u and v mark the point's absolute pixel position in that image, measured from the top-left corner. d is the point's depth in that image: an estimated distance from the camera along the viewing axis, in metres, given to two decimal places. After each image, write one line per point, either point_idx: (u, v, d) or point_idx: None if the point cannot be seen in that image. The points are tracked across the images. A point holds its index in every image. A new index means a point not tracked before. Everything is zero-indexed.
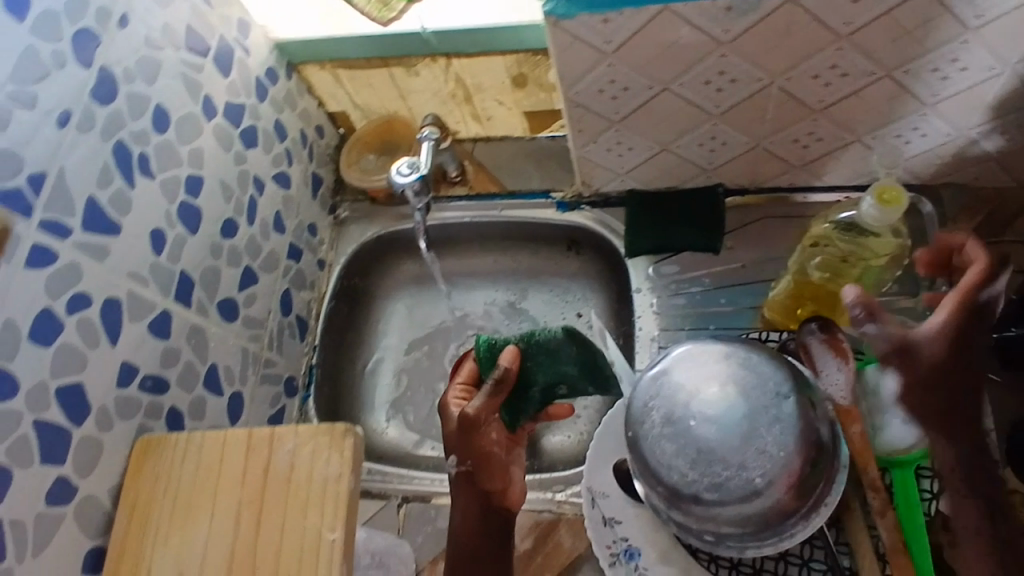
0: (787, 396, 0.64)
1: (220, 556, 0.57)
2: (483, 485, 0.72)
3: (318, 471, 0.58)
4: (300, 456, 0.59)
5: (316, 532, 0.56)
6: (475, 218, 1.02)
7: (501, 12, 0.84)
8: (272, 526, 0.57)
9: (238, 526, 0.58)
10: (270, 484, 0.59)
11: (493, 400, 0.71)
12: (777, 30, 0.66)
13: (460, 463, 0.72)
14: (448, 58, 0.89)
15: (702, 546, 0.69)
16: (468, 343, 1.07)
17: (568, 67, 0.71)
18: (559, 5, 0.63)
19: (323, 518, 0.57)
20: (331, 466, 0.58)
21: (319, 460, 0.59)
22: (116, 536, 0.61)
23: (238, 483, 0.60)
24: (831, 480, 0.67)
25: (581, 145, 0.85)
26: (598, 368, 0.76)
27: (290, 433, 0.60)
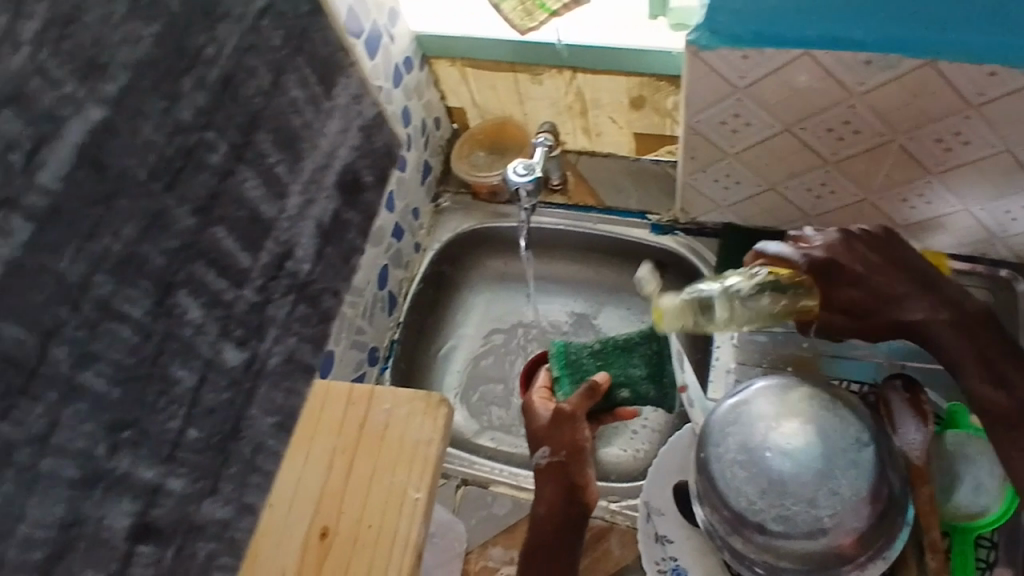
0: (867, 444, 0.66)
1: (303, 516, 0.45)
2: (571, 478, 0.75)
3: (409, 430, 0.47)
4: (394, 411, 0.47)
5: (402, 489, 0.45)
6: (568, 227, 1.05)
7: (634, 35, 0.88)
8: (364, 474, 0.46)
9: (324, 477, 0.46)
10: (363, 438, 0.47)
11: (585, 399, 0.81)
12: (908, 90, 0.68)
13: (552, 454, 0.76)
14: (574, 72, 0.93)
15: None
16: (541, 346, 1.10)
17: (697, 96, 0.75)
18: (703, 36, 0.68)
19: (410, 474, 0.45)
20: (423, 427, 0.47)
21: (411, 420, 0.47)
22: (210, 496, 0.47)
23: (332, 430, 0.48)
24: (893, 536, 0.67)
25: (690, 172, 0.88)
26: (660, 372, 0.90)
27: (388, 392, 0.47)
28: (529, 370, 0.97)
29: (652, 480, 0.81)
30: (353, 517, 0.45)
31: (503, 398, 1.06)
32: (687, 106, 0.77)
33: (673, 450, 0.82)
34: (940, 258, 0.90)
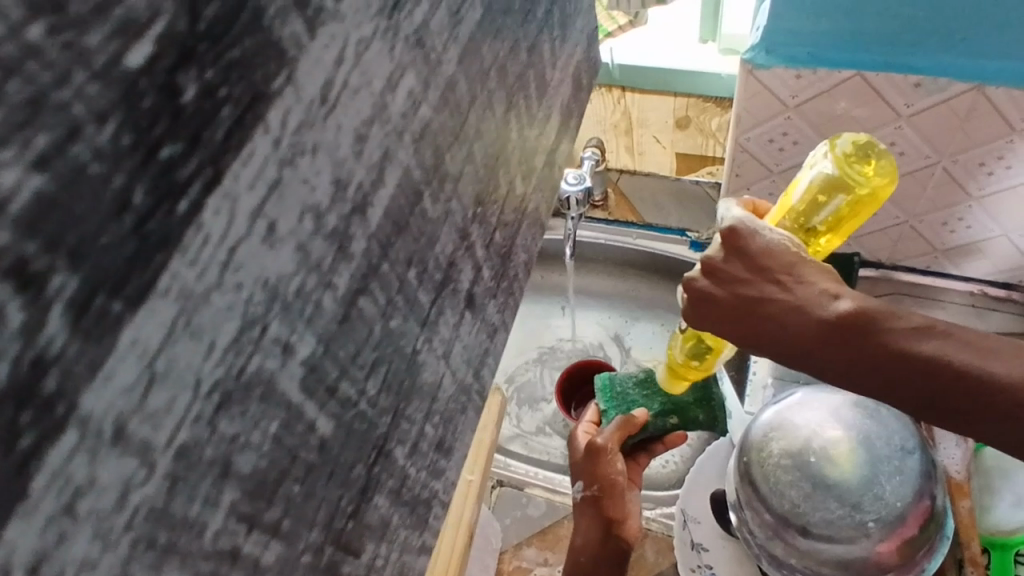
0: (911, 452, 0.67)
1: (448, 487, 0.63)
2: (605, 511, 0.75)
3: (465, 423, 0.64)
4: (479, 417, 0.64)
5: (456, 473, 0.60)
6: (607, 241, 1.08)
7: (685, 58, 0.93)
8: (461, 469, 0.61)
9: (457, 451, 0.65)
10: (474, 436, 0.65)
11: (620, 433, 0.77)
12: (954, 114, 0.71)
13: (587, 487, 0.77)
14: (623, 90, 0.97)
15: None
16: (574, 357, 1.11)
17: (748, 114, 0.79)
18: (759, 54, 0.71)
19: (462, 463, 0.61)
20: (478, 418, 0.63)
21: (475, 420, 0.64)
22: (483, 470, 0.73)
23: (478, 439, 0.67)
24: (934, 549, 0.68)
25: (733, 191, 0.91)
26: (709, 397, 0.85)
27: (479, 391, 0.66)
28: (561, 387, 1.01)
29: (690, 488, 0.82)
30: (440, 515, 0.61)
31: (536, 407, 1.08)
32: (737, 124, 0.81)
33: (711, 460, 0.84)
34: (974, 284, 0.92)
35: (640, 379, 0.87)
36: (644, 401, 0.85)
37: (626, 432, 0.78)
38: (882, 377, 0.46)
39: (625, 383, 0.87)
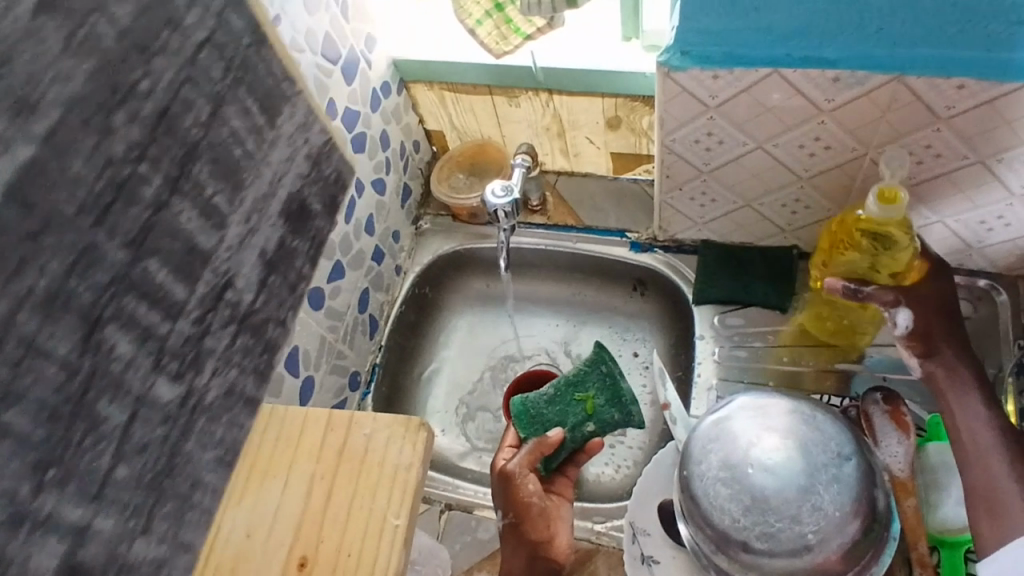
0: (849, 457, 0.66)
1: (279, 523, 0.52)
2: (528, 535, 0.74)
3: (390, 456, 0.53)
4: (376, 436, 0.53)
5: (379, 518, 0.50)
6: (549, 246, 1.05)
7: (608, 57, 0.90)
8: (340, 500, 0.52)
9: (303, 500, 0.52)
10: (344, 460, 0.53)
11: (532, 456, 0.75)
12: (875, 106, 0.70)
13: (505, 515, 0.75)
14: (550, 93, 0.95)
15: None
16: (524, 365, 1.10)
17: (672, 115, 0.77)
18: (674, 57, 0.69)
19: (388, 505, 0.51)
20: (403, 454, 0.52)
21: (392, 445, 0.53)
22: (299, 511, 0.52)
23: (309, 455, 0.54)
24: (880, 551, 0.67)
25: (667, 192, 0.89)
26: (624, 398, 0.74)
27: (371, 417, 0.54)
28: (509, 401, 0.99)
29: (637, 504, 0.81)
30: (333, 537, 0.50)
31: (487, 421, 1.06)
32: (662, 125, 0.78)
33: (658, 471, 0.82)
34: None
35: (550, 394, 0.78)
36: (558, 418, 0.77)
37: (539, 455, 0.75)
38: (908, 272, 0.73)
39: (536, 402, 0.78)
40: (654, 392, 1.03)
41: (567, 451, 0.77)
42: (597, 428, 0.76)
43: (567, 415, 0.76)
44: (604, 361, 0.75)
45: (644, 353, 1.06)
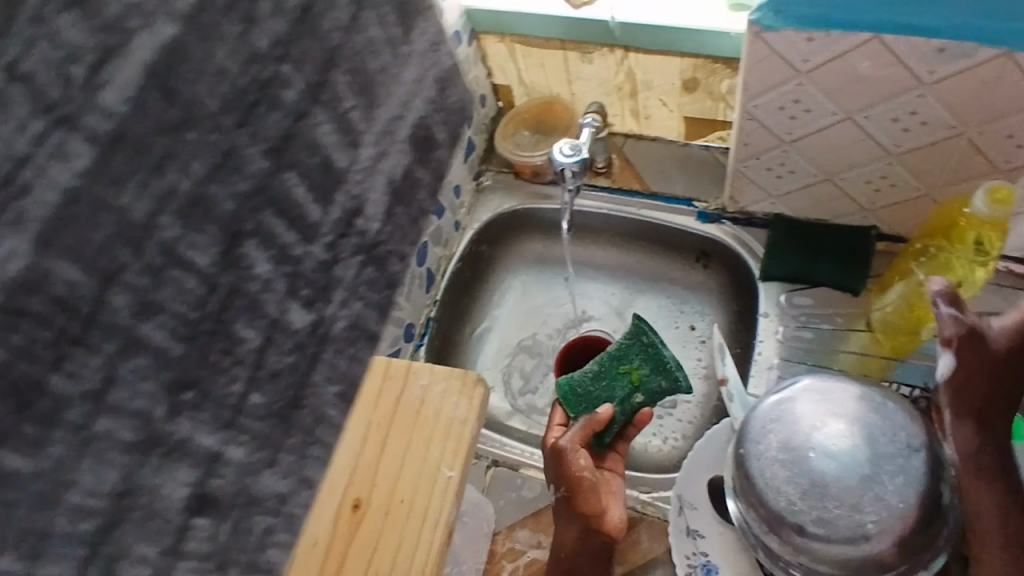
0: (918, 450, 0.63)
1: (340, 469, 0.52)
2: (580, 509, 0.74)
3: (445, 410, 0.53)
4: (431, 390, 0.53)
5: (434, 466, 0.51)
6: (611, 211, 1.03)
7: (689, 14, 0.86)
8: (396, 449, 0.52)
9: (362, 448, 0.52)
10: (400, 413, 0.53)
11: (583, 433, 0.74)
12: (978, 82, 0.65)
13: (557, 488, 0.76)
14: (626, 51, 0.91)
15: None
16: (575, 330, 1.09)
17: (756, 79, 0.73)
18: (767, 16, 0.65)
19: (443, 453, 0.51)
20: (458, 409, 0.52)
21: (447, 401, 0.53)
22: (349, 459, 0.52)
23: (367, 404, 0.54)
24: (939, 547, 0.64)
25: (742, 160, 0.86)
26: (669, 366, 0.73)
27: (427, 367, 0.53)
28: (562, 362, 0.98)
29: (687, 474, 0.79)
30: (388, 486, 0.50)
31: (536, 383, 1.06)
32: (745, 89, 0.74)
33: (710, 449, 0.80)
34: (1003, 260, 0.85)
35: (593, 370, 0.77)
36: (607, 395, 0.76)
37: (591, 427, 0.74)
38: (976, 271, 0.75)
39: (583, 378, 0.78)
40: (709, 366, 1.01)
41: (618, 425, 0.76)
42: (646, 399, 0.76)
43: (613, 390, 0.76)
44: (644, 332, 0.75)
45: (701, 327, 1.03)
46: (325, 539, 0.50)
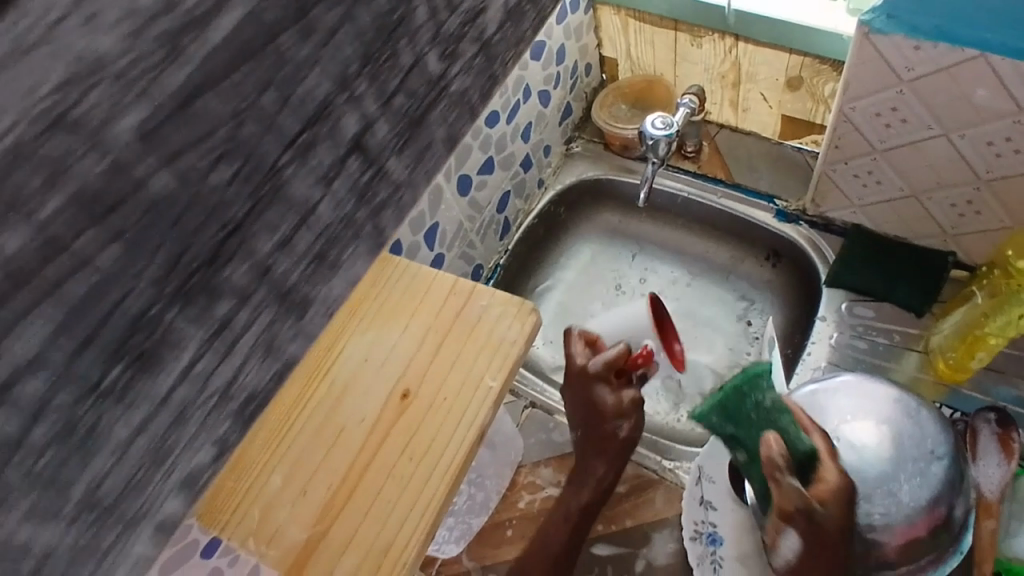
0: (940, 458, 0.65)
1: (400, 363, 0.61)
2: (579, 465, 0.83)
3: (498, 331, 0.60)
4: (491, 311, 0.61)
5: (478, 376, 0.58)
6: (690, 196, 1.06)
7: (805, 11, 0.87)
8: (447, 357, 0.60)
9: (422, 345, 0.61)
10: (459, 322, 0.61)
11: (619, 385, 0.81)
12: None
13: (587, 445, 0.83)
14: (736, 39, 0.93)
15: None
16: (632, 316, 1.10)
17: (858, 82, 0.74)
18: (878, 19, 0.66)
19: (487, 367, 0.59)
20: (510, 331, 0.60)
21: (502, 322, 0.60)
22: (413, 351, 0.61)
23: (434, 309, 0.63)
24: (939, 559, 0.66)
25: (830, 163, 0.86)
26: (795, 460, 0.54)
27: (489, 291, 0.61)
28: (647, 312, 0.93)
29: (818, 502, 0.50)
30: (436, 385, 0.58)
31: None
32: (844, 90, 0.75)
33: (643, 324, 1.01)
34: None
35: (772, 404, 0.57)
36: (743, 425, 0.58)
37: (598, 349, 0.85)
38: (972, 313, 0.79)
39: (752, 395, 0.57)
40: (757, 361, 1.03)
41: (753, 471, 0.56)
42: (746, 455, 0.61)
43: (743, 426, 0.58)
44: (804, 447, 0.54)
45: (757, 324, 1.05)
46: (371, 418, 0.58)
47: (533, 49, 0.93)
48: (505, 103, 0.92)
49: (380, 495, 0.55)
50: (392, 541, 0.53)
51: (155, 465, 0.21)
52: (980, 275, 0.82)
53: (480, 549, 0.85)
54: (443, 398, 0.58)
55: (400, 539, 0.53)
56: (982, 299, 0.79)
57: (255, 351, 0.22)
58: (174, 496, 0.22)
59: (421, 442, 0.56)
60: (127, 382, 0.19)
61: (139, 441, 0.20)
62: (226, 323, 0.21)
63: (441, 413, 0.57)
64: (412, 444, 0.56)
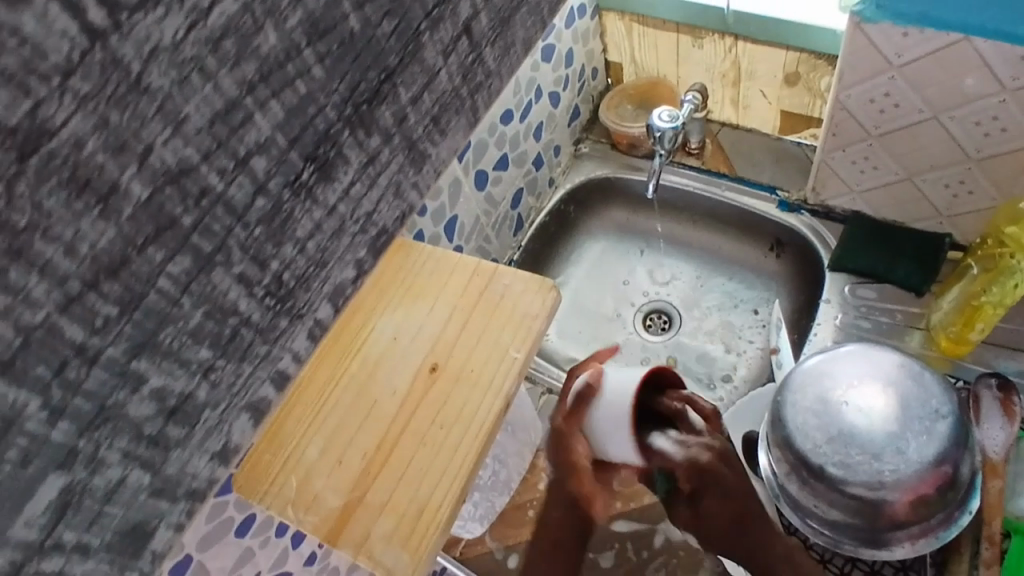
0: (945, 417, 0.66)
1: (426, 341, 0.53)
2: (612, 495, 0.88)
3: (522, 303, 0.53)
4: (518, 283, 0.54)
5: (502, 349, 0.51)
6: (695, 190, 1.10)
7: (801, 10, 0.92)
8: (475, 330, 0.53)
9: (448, 321, 0.54)
10: (486, 297, 0.54)
11: None
12: None
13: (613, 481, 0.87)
14: (736, 39, 0.98)
15: (801, 527, 0.73)
16: (641, 311, 1.15)
17: (852, 70, 0.78)
18: (868, 8, 0.71)
19: (511, 338, 0.52)
20: (533, 305, 0.53)
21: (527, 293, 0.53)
22: (440, 328, 0.54)
23: (461, 283, 0.56)
24: (950, 520, 0.68)
25: (829, 150, 0.91)
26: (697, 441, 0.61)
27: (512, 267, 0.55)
28: None
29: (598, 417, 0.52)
30: (467, 354, 0.51)
31: (596, 339, 1.13)
32: (839, 78, 0.80)
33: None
34: None
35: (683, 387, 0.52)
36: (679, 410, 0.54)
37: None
38: (974, 287, 0.82)
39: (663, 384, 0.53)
40: (762, 347, 1.07)
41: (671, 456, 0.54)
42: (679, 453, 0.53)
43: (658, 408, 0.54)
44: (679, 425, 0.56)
45: (763, 312, 1.09)
46: (403, 390, 0.50)
47: (544, 52, 0.98)
48: (518, 102, 0.97)
49: (408, 460, 0.47)
50: (431, 497, 0.46)
51: (305, 282, 0.17)
52: (975, 248, 0.85)
53: (503, 529, 0.88)
54: (472, 368, 0.51)
55: (437, 493, 0.46)
56: (979, 272, 0.82)
57: (390, 190, 0.19)
58: (322, 321, 0.18)
59: (448, 416, 0.49)
60: (314, 185, 0.16)
61: (304, 258, 0.17)
62: (376, 159, 0.18)
63: (472, 383, 0.50)
64: (442, 415, 0.49)
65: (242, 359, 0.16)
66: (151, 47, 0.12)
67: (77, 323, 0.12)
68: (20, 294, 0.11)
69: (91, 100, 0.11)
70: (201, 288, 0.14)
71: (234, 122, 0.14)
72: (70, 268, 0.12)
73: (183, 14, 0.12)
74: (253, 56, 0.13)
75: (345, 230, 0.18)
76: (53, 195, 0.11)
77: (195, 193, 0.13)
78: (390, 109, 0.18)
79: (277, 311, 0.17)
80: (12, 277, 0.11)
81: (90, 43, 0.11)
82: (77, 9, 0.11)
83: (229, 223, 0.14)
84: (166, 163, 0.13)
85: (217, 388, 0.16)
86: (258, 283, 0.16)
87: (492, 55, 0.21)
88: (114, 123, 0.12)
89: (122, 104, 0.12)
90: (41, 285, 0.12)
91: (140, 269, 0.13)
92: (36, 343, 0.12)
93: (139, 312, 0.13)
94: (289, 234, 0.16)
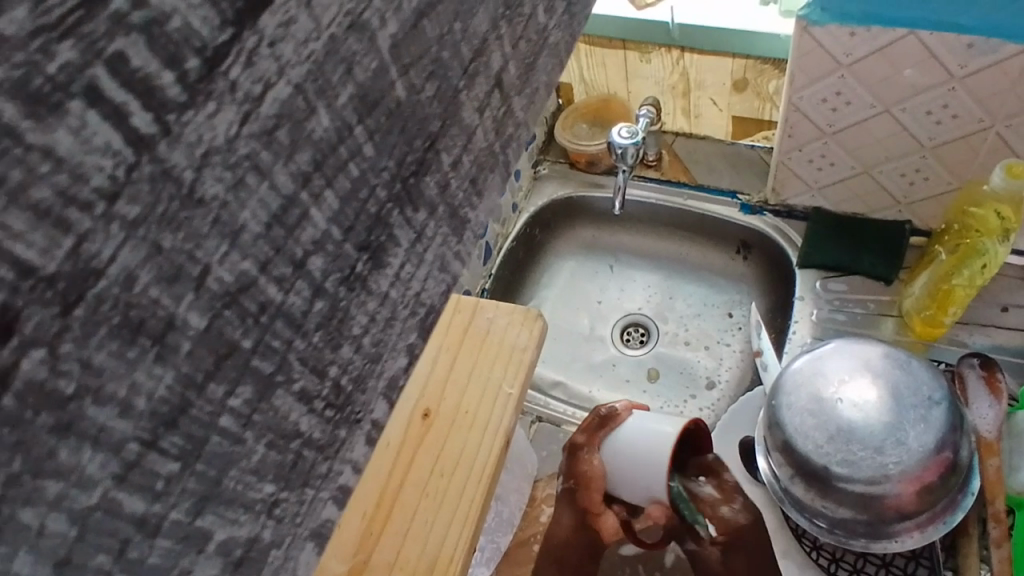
0: (939, 403, 0.58)
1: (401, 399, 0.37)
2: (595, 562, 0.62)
3: (505, 339, 0.37)
4: (501, 314, 0.38)
5: (490, 388, 0.36)
6: (660, 202, 1.10)
7: (742, 18, 0.94)
8: (460, 376, 0.37)
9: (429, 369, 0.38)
10: (468, 338, 0.38)
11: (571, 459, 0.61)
12: (1007, 76, 0.71)
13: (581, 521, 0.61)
14: (682, 51, 0.99)
15: (808, 528, 0.65)
16: (618, 326, 1.13)
17: (804, 71, 0.80)
18: (814, 12, 0.73)
19: (498, 373, 0.37)
20: (519, 338, 0.38)
21: (507, 328, 0.38)
22: (417, 370, 0.38)
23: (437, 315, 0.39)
24: (954, 502, 0.60)
25: (785, 151, 0.92)
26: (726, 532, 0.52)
27: (493, 302, 0.38)
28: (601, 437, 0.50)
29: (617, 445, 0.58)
30: (459, 396, 0.36)
31: (576, 359, 1.11)
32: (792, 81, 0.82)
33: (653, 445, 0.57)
34: None
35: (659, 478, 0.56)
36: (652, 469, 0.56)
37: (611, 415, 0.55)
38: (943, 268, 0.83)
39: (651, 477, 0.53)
40: (742, 350, 1.05)
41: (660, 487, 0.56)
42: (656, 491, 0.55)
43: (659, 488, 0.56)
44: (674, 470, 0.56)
45: (738, 314, 1.08)
46: (387, 449, 0.35)
47: None
48: None
49: (406, 522, 0.33)
50: (436, 561, 0.32)
51: (361, 383, 0.15)
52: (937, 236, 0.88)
53: (509, 567, 0.84)
54: (468, 403, 0.36)
55: (444, 553, 0.32)
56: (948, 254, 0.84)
57: (436, 266, 0.17)
58: (379, 422, 0.16)
59: (444, 481, 0.34)
60: (368, 277, 0.14)
61: (360, 357, 0.15)
62: (423, 235, 0.16)
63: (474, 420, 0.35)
64: (440, 464, 0.35)
65: (306, 483, 0.14)
66: (203, 153, 0.10)
67: (135, 492, 0.10)
68: (73, 472, 0.09)
69: (140, 226, 0.09)
70: (264, 415, 0.12)
71: (291, 222, 0.12)
72: (127, 427, 0.10)
73: (236, 107, 0.10)
74: (306, 143, 0.11)
75: (396, 318, 0.16)
76: (103, 348, 0.09)
77: (254, 311, 0.11)
78: (434, 179, 0.16)
79: (336, 422, 0.15)
80: (62, 458, 0.09)
81: (137, 156, 0.09)
82: (121, 118, 0.08)
83: (289, 336, 0.12)
84: (224, 283, 0.11)
85: (281, 523, 0.14)
86: (318, 396, 0.14)
87: (520, 104, 0.19)
88: (167, 248, 0.09)
89: (173, 224, 0.09)
90: (97, 457, 0.10)
91: (200, 411, 0.11)
92: (95, 524, 0.10)
93: (201, 461, 0.11)
94: (346, 335, 0.14)
